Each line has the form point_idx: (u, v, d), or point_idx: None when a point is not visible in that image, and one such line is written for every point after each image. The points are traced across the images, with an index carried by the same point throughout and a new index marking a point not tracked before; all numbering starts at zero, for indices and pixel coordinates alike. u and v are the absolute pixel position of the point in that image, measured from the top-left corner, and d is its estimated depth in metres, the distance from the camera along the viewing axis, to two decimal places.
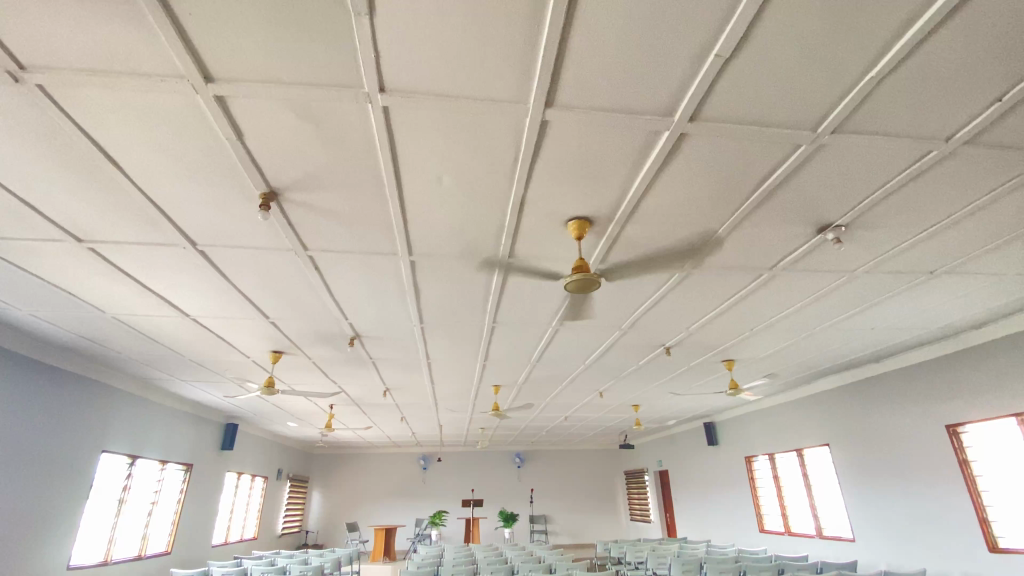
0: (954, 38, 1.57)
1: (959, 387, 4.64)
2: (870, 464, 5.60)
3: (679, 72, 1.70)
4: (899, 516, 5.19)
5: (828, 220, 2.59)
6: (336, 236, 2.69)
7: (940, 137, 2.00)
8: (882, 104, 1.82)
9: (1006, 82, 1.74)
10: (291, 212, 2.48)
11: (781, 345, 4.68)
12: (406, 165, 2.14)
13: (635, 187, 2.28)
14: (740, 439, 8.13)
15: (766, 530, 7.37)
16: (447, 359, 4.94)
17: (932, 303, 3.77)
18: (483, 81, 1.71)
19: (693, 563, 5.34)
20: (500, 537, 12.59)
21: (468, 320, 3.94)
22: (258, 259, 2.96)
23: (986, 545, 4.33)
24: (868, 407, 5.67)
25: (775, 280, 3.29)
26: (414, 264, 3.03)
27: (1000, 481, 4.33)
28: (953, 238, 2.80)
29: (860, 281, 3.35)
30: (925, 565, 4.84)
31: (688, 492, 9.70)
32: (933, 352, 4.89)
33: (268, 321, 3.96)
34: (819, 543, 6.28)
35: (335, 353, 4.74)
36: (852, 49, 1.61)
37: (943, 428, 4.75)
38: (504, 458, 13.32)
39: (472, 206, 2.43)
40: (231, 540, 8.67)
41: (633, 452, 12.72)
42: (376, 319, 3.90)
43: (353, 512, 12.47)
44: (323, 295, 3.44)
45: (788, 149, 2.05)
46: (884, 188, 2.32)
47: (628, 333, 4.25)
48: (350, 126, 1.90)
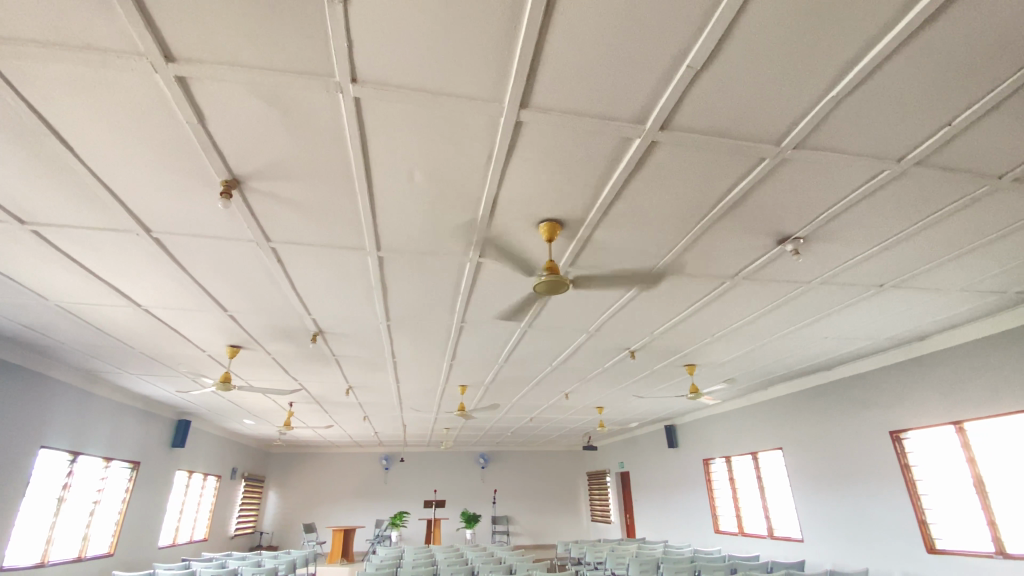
0: (913, 61, 1.65)
1: (904, 395, 4.90)
2: (819, 468, 5.85)
3: (653, 81, 1.72)
4: (845, 517, 5.43)
5: (787, 231, 2.69)
6: (301, 229, 2.62)
7: (893, 157, 2.11)
8: (841, 123, 1.91)
9: (957, 107, 1.84)
10: (255, 202, 2.39)
11: (740, 352, 4.83)
12: (377, 160, 2.10)
13: (606, 192, 2.30)
14: (698, 442, 8.35)
15: (720, 530, 7.60)
16: (413, 358, 4.88)
17: (881, 314, 3.97)
18: (459, 78, 1.70)
19: (651, 563, 5.45)
20: (461, 538, 12.52)
21: (435, 319, 3.90)
22: (217, 250, 2.85)
23: (924, 546, 4.56)
24: (818, 413, 5.93)
25: (735, 289, 3.40)
26: (382, 261, 2.98)
27: (939, 485, 4.59)
28: (903, 253, 2.95)
29: (816, 292, 3.49)
30: (868, 565, 5.07)
31: (648, 493, 9.90)
32: (880, 361, 5.16)
33: (227, 314, 3.81)
34: (769, 543, 6.53)
35: (297, 349, 4.61)
36: (818, 66, 1.67)
37: (887, 435, 5.02)
38: (467, 458, 13.25)
39: (444, 204, 2.41)
40: (179, 541, 8.31)
41: (595, 454, 12.92)
42: (341, 315, 3.81)
43: (311, 513, 12.16)
44: (285, 289, 3.34)
45: (753, 161, 2.11)
46: (840, 203, 2.43)
47: (594, 336, 4.30)
48: (319, 115, 1.85)
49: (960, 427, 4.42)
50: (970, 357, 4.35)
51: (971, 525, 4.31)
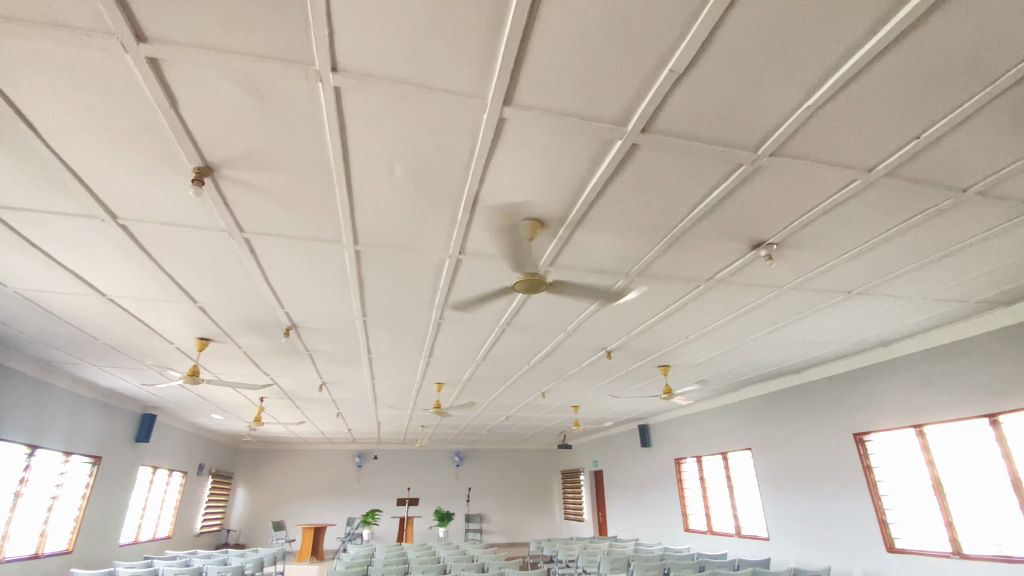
0: (886, 74, 1.69)
1: (868, 398, 5.07)
2: (786, 469, 6.01)
3: (636, 83, 1.73)
4: (809, 516, 5.59)
5: (762, 237, 2.74)
6: (276, 220, 2.55)
7: (865, 168, 2.17)
8: (816, 132, 1.95)
9: (925, 121, 1.90)
10: (228, 190, 2.32)
11: (713, 354, 4.91)
12: (356, 152, 2.06)
13: (586, 192, 2.31)
14: (670, 442, 8.49)
15: (690, 529, 7.74)
16: (389, 354, 4.82)
17: (849, 320, 4.09)
18: (442, 72, 1.67)
19: (621, 561, 5.51)
20: (433, 536, 12.45)
21: (412, 316, 3.86)
22: (188, 239, 2.76)
23: (884, 545, 4.73)
24: (786, 415, 6.09)
25: (710, 293, 3.46)
26: (360, 255, 2.93)
27: (899, 486, 4.76)
28: (871, 261, 3.04)
29: (786, 297, 3.58)
30: (830, 563, 5.23)
31: (620, 492, 10.02)
32: (846, 365, 5.32)
33: (197, 306, 3.70)
34: (736, 541, 6.68)
35: (269, 343, 4.51)
36: (796, 75, 1.70)
37: (852, 436, 5.19)
38: (442, 456, 13.19)
39: (423, 200, 2.38)
40: (142, 539, 8.05)
41: (569, 453, 13.02)
42: (316, 310, 3.74)
43: (280, 510, 11.94)
44: (258, 281, 3.26)
45: (730, 167, 2.15)
46: (812, 211, 2.49)
47: (572, 335, 4.32)
48: (297, 104, 1.80)
49: (920, 430, 4.60)
50: (931, 363, 4.52)
51: (929, 525, 4.47)
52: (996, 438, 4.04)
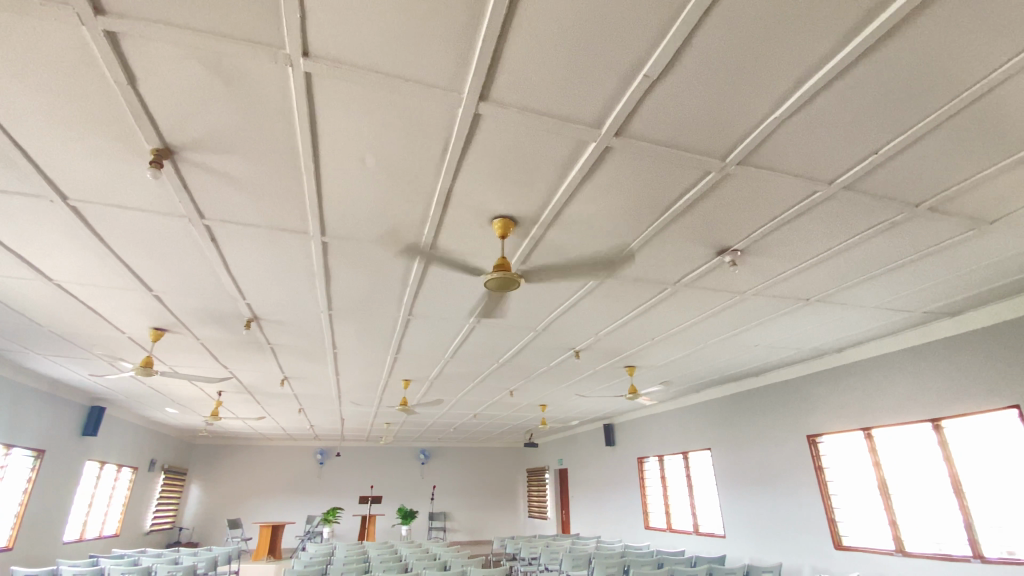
0: (849, 90, 1.76)
1: (822, 401, 5.28)
2: (742, 469, 6.21)
3: (611, 86, 1.74)
4: (763, 515, 5.80)
5: (727, 243, 2.81)
6: (240, 207, 2.46)
7: (825, 180, 2.25)
8: (782, 143, 2.01)
9: (882, 138, 1.99)
10: (189, 174, 2.22)
11: (678, 356, 5.02)
12: (326, 141, 2.00)
13: (559, 193, 2.32)
14: (634, 442, 8.64)
15: (650, 526, 7.91)
16: (355, 349, 4.74)
17: (806, 326, 4.25)
18: (417, 62, 1.64)
19: (583, 558, 5.58)
20: (396, 534, 12.32)
21: (380, 311, 3.80)
22: (144, 223, 2.63)
23: (831, 542, 4.95)
24: (744, 417, 6.28)
25: (676, 296, 3.53)
26: (327, 247, 2.86)
27: (847, 486, 4.99)
28: (828, 270, 3.17)
29: (748, 302, 3.69)
30: (782, 559, 5.44)
31: (584, 490, 10.14)
32: (802, 369, 5.54)
33: (152, 294, 3.54)
34: (694, 538, 6.86)
35: (229, 335, 4.36)
36: (765, 86, 1.74)
37: (805, 438, 5.40)
38: (407, 454, 13.05)
39: (394, 193, 2.33)
40: (87, 537, 7.67)
41: (534, 451, 13.10)
42: (281, 302, 3.64)
43: (236, 507, 11.57)
44: (219, 271, 3.14)
45: (700, 174, 2.19)
46: (775, 220, 2.57)
47: (541, 334, 4.33)
48: (265, 88, 1.74)
49: (868, 432, 4.82)
50: (881, 369, 4.74)
51: (875, 523, 4.69)
52: (938, 442, 4.27)
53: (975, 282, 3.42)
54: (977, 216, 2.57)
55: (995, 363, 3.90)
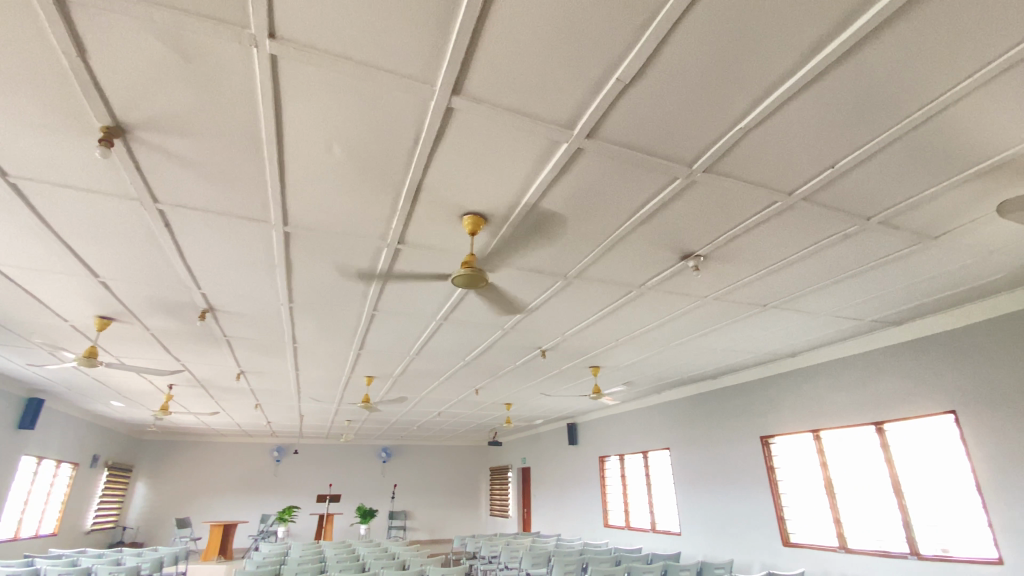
0: (811, 105, 1.82)
1: (775, 404, 5.49)
2: (699, 469, 6.38)
3: (584, 87, 1.74)
4: (717, 513, 5.98)
5: (691, 249, 2.88)
6: (197, 192, 2.35)
7: (785, 191, 2.33)
8: (746, 153, 2.07)
9: (839, 152, 2.07)
10: (142, 155, 2.10)
11: (641, 357, 5.12)
12: (291, 127, 1.93)
13: (530, 192, 2.32)
14: (596, 441, 8.76)
15: (610, 524, 8.04)
16: (317, 345, 4.62)
17: (763, 331, 4.41)
18: (389, 51, 1.60)
19: (543, 556, 5.63)
20: (354, 533, 12.09)
21: (344, 305, 3.72)
22: (90, 206, 2.48)
23: (780, 539, 5.14)
24: (702, 418, 6.46)
25: (641, 298, 3.59)
26: (289, 237, 2.77)
27: (796, 486, 5.20)
28: (785, 278, 3.28)
29: (710, 306, 3.79)
30: (733, 556, 5.62)
31: (546, 489, 10.22)
32: (757, 372, 5.74)
33: (99, 281, 3.34)
34: (651, 536, 7.02)
35: (182, 326, 4.17)
36: (732, 96, 1.78)
37: (758, 439, 5.60)
38: (368, 452, 12.83)
39: (361, 184, 2.28)
40: (21, 536, 7.21)
41: (498, 450, 13.11)
42: (239, 293, 3.51)
43: (186, 506, 11.10)
44: (173, 258, 3.00)
45: (667, 180, 2.23)
46: (738, 227, 2.64)
47: (508, 333, 4.34)
48: (229, 69, 1.67)
49: (816, 434, 5.04)
50: (831, 373, 4.96)
51: (821, 521, 4.91)
52: (880, 444, 4.51)
53: (919, 293, 3.62)
54: (922, 231, 2.72)
55: (934, 371, 4.14)
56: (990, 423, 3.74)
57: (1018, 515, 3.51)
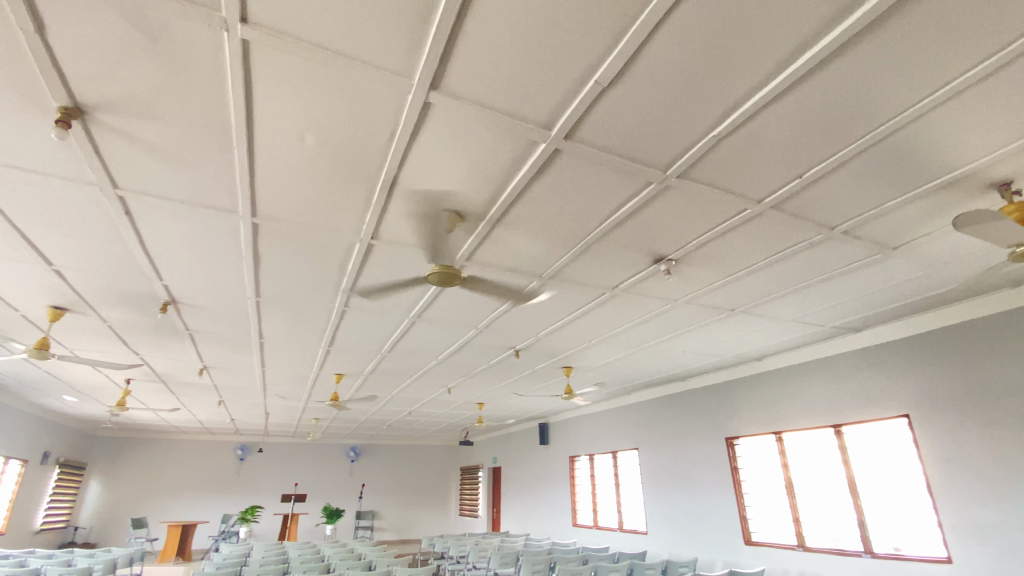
0: (781, 115, 1.87)
1: (740, 406, 5.63)
2: (666, 469, 6.50)
3: (563, 88, 1.75)
4: (682, 512, 6.10)
5: (663, 252, 2.93)
6: (161, 179, 2.26)
7: (755, 199, 2.39)
8: (719, 160, 2.12)
9: (807, 162, 2.14)
10: (102, 138, 2.01)
11: (612, 358, 5.17)
12: (263, 116, 1.88)
13: (507, 191, 2.32)
14: (566, 441, 8.83)
15: (578, 524, 8.12)
16: (285, 340, 4.51)
17: (730, 335, 4.51)
18: (367, 42, 1.57)
19: (511, 555, 5.64)
20: (320, 534, 11.85)
21: (314, 301, 3.64)
22: (45, 189, 2.36)
23: (742, 538, 5.28)
24: (670, 419, 6.58)
25: (614, 300, 3.63)
26: (258, 229, 2.69)
27: (758, 486, 5.35)
28: (753, 283, 3.37)
29: (681, 310, 3.86)
30: (698, 555, 5.75)
31: (516, 489, 10.23)
32: (724, 375, 5.88)
33: (52, 269, 3.17)
34: (619, 535, 7.12)
35: (142, 319, 4.01)
36: (707, 103, 1.82)
37: (723, 440, 5.73)
38: (336, 451, 12.60)
39: (335, 177, 2.23)
40: None
41: (469, 450, 13.06)
42: (204, 286, 3.40)
43: (142, 506, 10.69)
44: (134, 247, 2.87)
45: (642, 184, 2.26)
46: (709, 233, 2.70)
47: (482, 333, 4.32)
48: (198, 53, 1.61)
49: (779, 436, 5.19)
50: (794, 377, 5.12)
51: (781, 521, 5.06)
52: (839, 446, 4.68)
53: (877, 301, 3.77)
54: (882, 241, 2.83)
55: (889, 375, 4.32)
56: (940, 427, 3.92)
57: (965, 514, 3.70)
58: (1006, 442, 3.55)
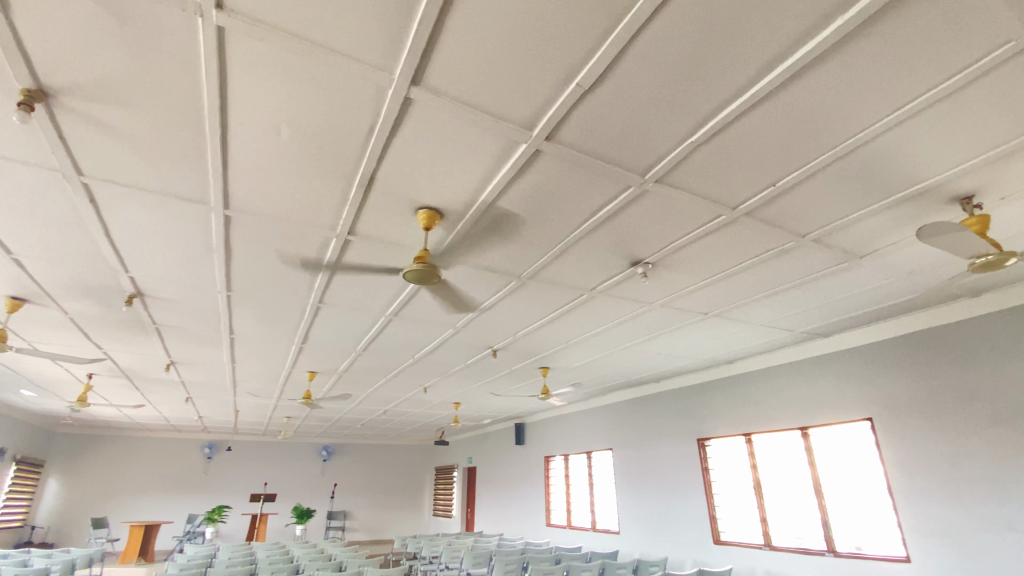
0: (756, 124, 1.92)
1: (712, 408, 5.74)
2: (639, 469, 6.58)
3: (545, 88, 1.75)
4: (653, 512, 6.19)
5: (640, 256, 2.96)
6: (129, 167, 2.18)
7: (730, 205, 2.44)
8: (696, 166, 2.15)
9: (780, 171, 2.19)
10: (65, 122, 1.92)
11: (589, 359, 5.21)
12: (237, 105, 1.83)
13: (487, 190, 2.31)
14: (542, 442, 8.85)
15: (551, 523, 8.16)
16: (257, 337, 4.40)
17: (704, 338, 4.59)
18: (348, 34, 1.54)
19: (484, 555, 5.63)
20: (289, 534, 11.63)
21: (288, 296, 3.57)
22: (3, 174, 2.25)
23: (711, 537, 5.38)
24: (644, 420, 6.66)
25: (592, 302, 3.65)
26: (230, 221, 2.61)
27: (728, 486, 5.46)
28: (728, 288, 3.43)
29: (656, 312, 3.91)
30: (668, 554, 5.83)
31: (491, 489, 10.22)
32: (697, 377, 5.99)
33: (10, 258, 3.03)
34: (591, 535, 7.18)
35: (107, 312, 3.86)
36: (686, 109, 1.84)
37: (695, 441, 5.84)
38: (307, 450, 12.37)
39: (311, 171, 2.19)
40: None
41: (443, 450, 13.00)
42: (173, 279, 3.29)
43: (103, 505, 10.31)
44: (98, 237, 2.76)
45: (621, 187, 2.29)
46: (685, 237, 2.74)
47: (459, 332, 4.30)
48: (169, 37, 1.55)
49: (749, 438, 5.30)
50: (764, 380, 5.25)
51: (749, 521, 5.17)
52: (805, 448, 4.81)
53: (844, 308, 3.90)
54: (850, 250, 2.93)
55: (854, 380, 4.47)
56: (900, 430, 4.07)
57: (923, 515, 3.84)
58: (962, 446, 3.70)
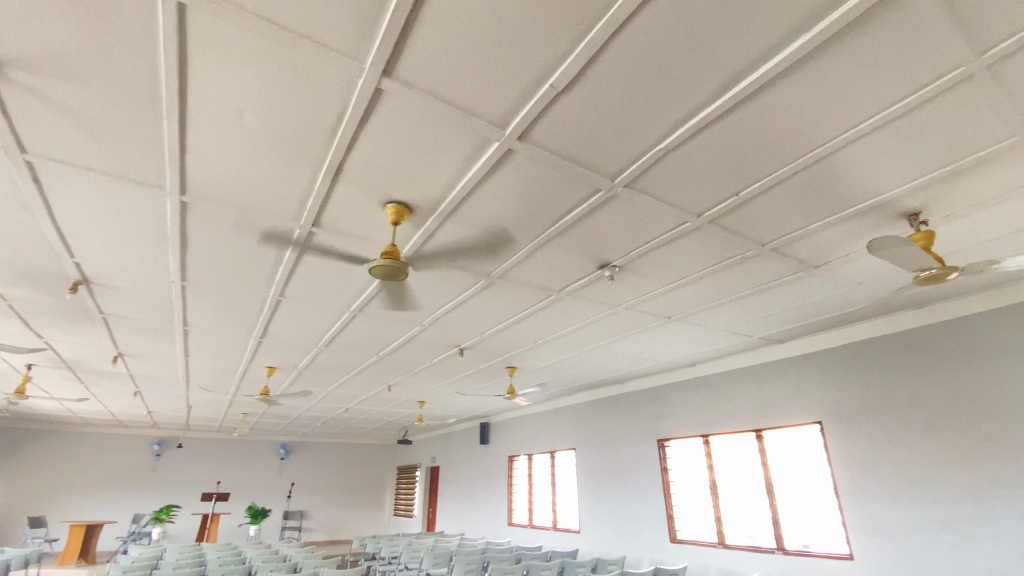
0: (722, 134, 1.97)
1: (673, 409, 5.87)
2: (600, 469, 6.67)
3: (519, 86, 1.75)
4: (613, 512, 6.29)
5: (608, 259, 3.00)
6: (76, 146, 2.06)
7: (695, 212, 2.51)
8: (664, 173, 2.20)
9: (743, 181, 2.26)
10: (6, 95, 1.79)
11: (554, 360, 5.24)
12: (197, 86, 1.75)
13: (458, 187, 2.29)
14: (506, 441, 8.86)
15: (513, 523, 8.19)
16: (213, 329, 4.24)
17: (667, 341, 4.69)
18: (317, 19, 1.50)
19: (444, 555, 5.60)
20: (242, 535, 11.25)
21: (246, 288, 3.44)
22: None
23: (668, 536, 5.50)
24: (607, 421, 6.76)
25: (559, 303, 3.67)
26: (186, 208, 2.50)
27: (685, 486, 5.60)
28: (691, 293, 3.52)
29: (622, 315, 3.97)
30: (626, 552, 5.94)
31: (453, 489, 10.16)
32: (660, 379, 6.11)
33: None
34: (552, 534, 7.24)
35: (48, 299, 3.63)
36: (655, 116, 1.88)
37: (655, 442, 5.96)
38: (264, 448, 11.99)
39: (275, 158, 2.11)
40: None
41: (406, 449, 12.82)
42: (123, 266, 3.13)
43: (39, 505, 9.69)
44: (40, 218, 2.59)
45: (590, 191, 2.31)
46: (652, 242, 2.79)
47: (426, 329, 4.24)
48: (125, 10, 1.47)
49: (706, 439, 5.45)
50: (723, 383, 5.40)
51: (704, 519, 5.31)
52: (759, 450, 4.98)
53: (799, 316, 4.06)
54: (806, 260, 3.05)
55: (807, 385, 4.66)
56: (847, 433, 4.27)
57: (865, 514, 4.05)
58: (902, 449, 3.92)
